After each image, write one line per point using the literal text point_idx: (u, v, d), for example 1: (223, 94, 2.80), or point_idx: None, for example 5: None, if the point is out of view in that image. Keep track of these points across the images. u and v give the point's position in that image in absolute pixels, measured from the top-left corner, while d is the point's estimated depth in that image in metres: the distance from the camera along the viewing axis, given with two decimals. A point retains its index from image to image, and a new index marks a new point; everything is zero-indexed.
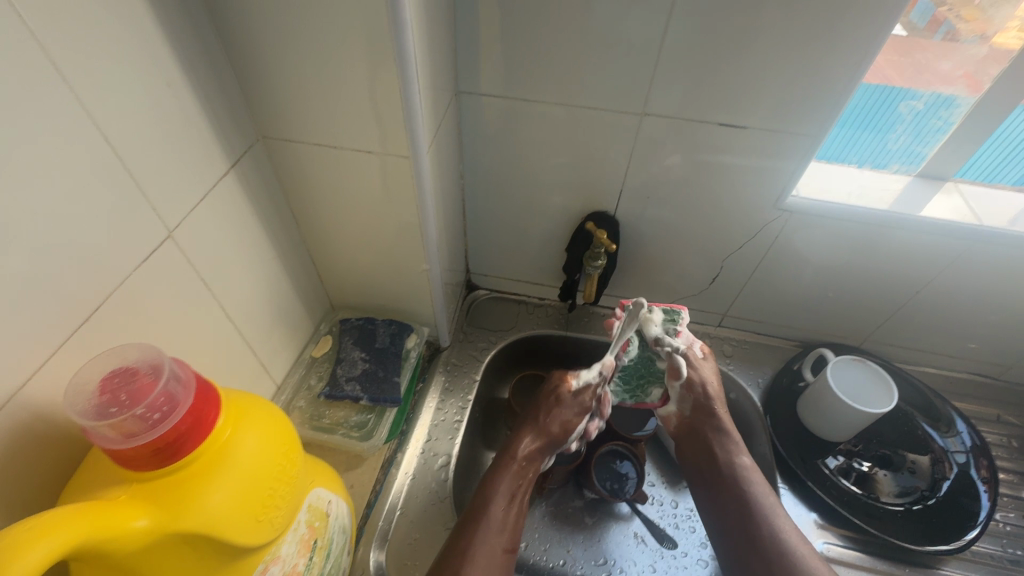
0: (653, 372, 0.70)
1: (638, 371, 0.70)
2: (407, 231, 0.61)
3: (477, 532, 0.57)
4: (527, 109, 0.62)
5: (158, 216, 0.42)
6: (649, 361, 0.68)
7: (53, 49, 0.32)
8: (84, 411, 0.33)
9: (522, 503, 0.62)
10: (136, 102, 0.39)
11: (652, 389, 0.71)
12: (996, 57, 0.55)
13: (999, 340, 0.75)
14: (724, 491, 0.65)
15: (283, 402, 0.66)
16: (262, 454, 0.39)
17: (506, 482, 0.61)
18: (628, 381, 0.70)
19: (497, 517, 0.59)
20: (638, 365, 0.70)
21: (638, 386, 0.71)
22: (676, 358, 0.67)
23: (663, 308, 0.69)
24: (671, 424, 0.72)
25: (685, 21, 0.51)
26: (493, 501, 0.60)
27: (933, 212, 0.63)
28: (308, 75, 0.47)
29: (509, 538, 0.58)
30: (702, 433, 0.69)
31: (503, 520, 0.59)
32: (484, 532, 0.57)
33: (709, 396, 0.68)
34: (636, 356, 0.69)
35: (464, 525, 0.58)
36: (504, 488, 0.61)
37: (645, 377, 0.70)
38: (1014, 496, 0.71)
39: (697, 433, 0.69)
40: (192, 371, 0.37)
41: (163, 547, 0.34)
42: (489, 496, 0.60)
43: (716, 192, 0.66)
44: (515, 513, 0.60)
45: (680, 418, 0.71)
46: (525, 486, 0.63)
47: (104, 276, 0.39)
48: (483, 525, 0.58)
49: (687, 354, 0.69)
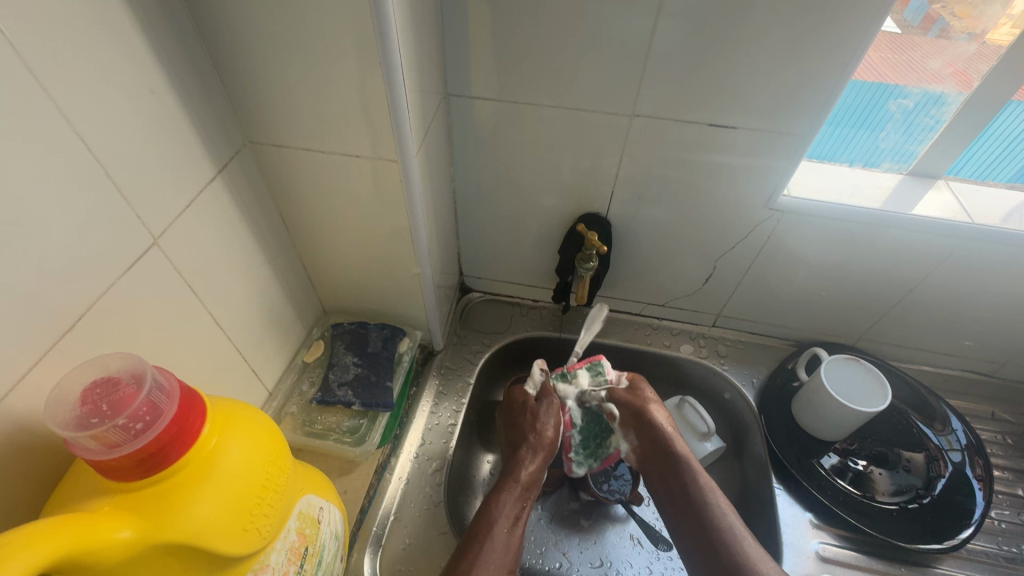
0: (604, 426, 0.70)
1: (593, 430, 0.70)
2: (397, 235, 0.61)
3: (481, 553, 0.55)
4: (517, 111, 0.62)
5: (142, 222, 0.42)
6: (590, 420, 0.70)
7: (31, 56, 0.32)
8: (65, 422, 0.32)
9: (522, 524, 0.60)
10: (117, 107, 0.38)
11: (607, 440, 0.70)
12: (986, 54, 0.55)
13: (994, 337, 0.75)
14: (692, 519, 0.60)
15: (274, 408, 0.66)
16: (248, 462, 0.38)
17: (509, 502, 0.60)
18: (587, 447, 0.69)
19: (501, 537, 0.57)
20: (588, 422, 0.70)
21: (595, 445, 0.70)
22: (603, 402, 0.69)
23: (585, 365, 0.71)
24: (634, 462, 0.69)
25: (674, 20, 0.51)
26: (496, 522, 0.58)
27: (924, 209, 0.63)
28: (294, 79, 0.47)
29: (511, 559, 0.57)
30: (658, 454, 0.65)
31: (507, 542, 0.57)
32: (489, 552, 0.56)
33: (650, 415, 0.66)
34: (584, 421, 0.70)
35: (467, 545, 0.56)
36: (506, 509, 0.59)
37: (596, 432, 0.70)
38: (1009, 494, 0.71)
39: (653, 458, 0.66)
40: (175, 379, 0.36)
41: (148, 558, 0.33)
42: (493, 515, 0.59)
43: (708, 192, 0.65)
44: (518, 534, 0.59)
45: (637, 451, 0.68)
46: (528, 506, 0.62)
47: (87, 284, 0.38)
48: (488, 545, 0.56)
49: (617, 392, 0.69)
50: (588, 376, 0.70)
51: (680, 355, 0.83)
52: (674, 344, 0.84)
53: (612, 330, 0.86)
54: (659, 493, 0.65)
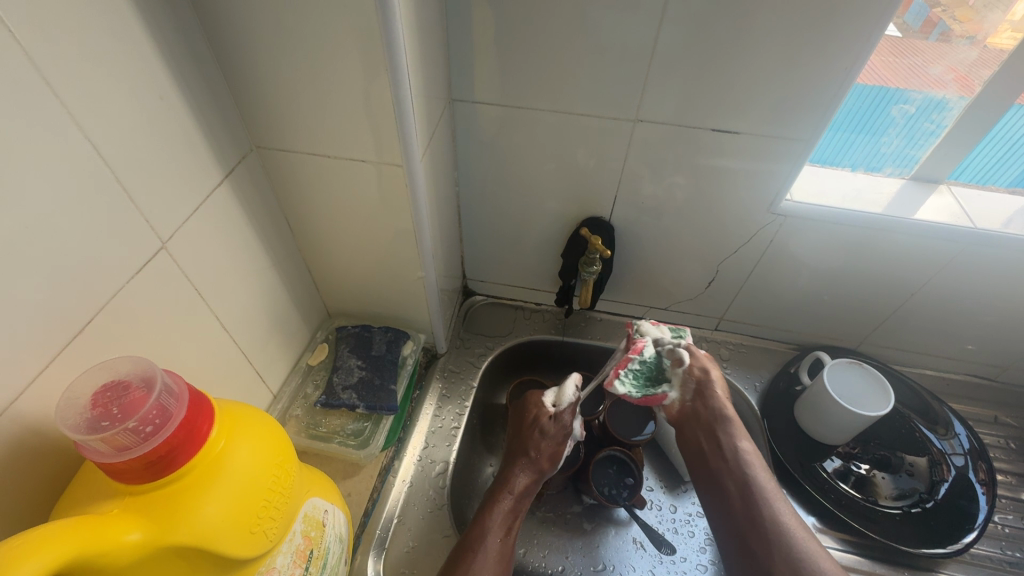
0: (661, 374, 0.63)
1: (652, 370, 0.63)
2: (402, 238, 0.61)
3: (474, 562, 0.55)
4: (521, 116, 0.62)
5: (151, 226, 0.43)
6: (658, 360, 0.63)
7: (43, 62, 0.32)
8: (76, 425, 0.33)
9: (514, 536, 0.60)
10: (127, 113, 0.39)
11: (659, 385, 0.63)
12: (988, 58, 0.55)
13: (996, 341, 0.75)
14: (734, 483, 0.58)
15: (279, 411, 0.66)
16: (256, 466, 0.39)
17: (502, 514, 0.60)
18: (639, 378, 0.62)
19: (494, 547, 0.57)
20: (652, 362, 0.63)
21: (646, 383, 0.62)
22: (677, 347, 0.63)
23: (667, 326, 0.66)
24: (673, 415, 0.65)
25: (677, 26, 0.51)
26: (489, 533, 0.58)
27: (926, 213, 0.63)
28: (301, 84, 0.47)
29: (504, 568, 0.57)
30: (712, 415, 0.62)
31: (500, 552, 0.57)
32: (482, 561, 0.56)
33: (714, 380, 0.63)
34: (651, 356, 0.63)
35: (460, 553, 0.56)
36: (499, 521, 0.60)
37: (653, 375, 0.63)
38: (1012, 498, 0.71)
39: (702, 418, 0.63)
40: (184, 383, 0.36)
41: (155, 561, 0.34)
42: (485, 527, 0.59)
43: (710, 196, 0.66)
44: (510, 545, 0.59)
45: (683, 406, 0.64)
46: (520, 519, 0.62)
47: (96, 289, 0.39)
48: (480, 555, 0.56)
49: (689, 346, 0.64)
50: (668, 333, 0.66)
51: None
52: None
53: (615, 334, 0.86)
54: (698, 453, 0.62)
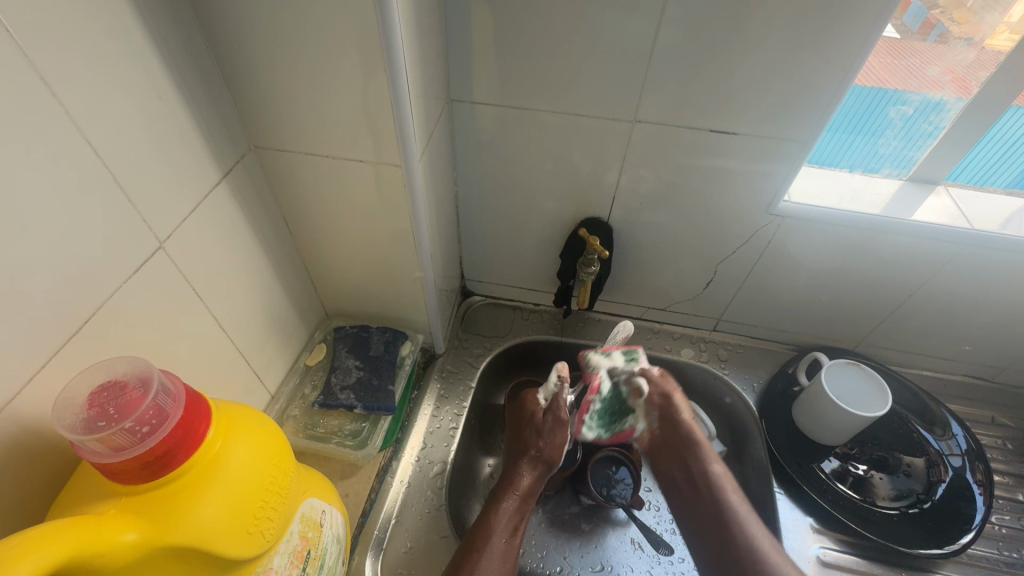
0: (623, 405, 0.66)
1: (613, 406, 0.66)
2: (400, 239, 0.61)
3: (477, 566, 0.55)
4: (519, 116, 0.62)
5: (149, 226, 0.42)
6: (616, 395, 0.65)
7: (41, 62, 0.32)
8: (72, 425, 0.33)
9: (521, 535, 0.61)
10: (125, 112, 0.39)
11: (624, 419, 0.67)
12: (985, 60, 0.56)
13: (993, 342, 0.76)
14: (707, 504, 0.59)
15: (276, 411, 0.66)
16: (253, 466, 0.39)
17: (506, 514, 0.60)
18: (602, 418, 0.66)
19: (498, 549, 0.58)
20: (612, 397, 0.66)
21: (611, 419, 0.67)
22: (634, 377, 0.65)
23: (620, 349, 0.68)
24: (646, 444, 0.68)
25: (675, 28, 0.52)
26: (492, 535, 0.58)
27: (923, 214, 0.63)
28: (299, 84, 0.47)
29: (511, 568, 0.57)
30: (680, 439, 0.64)
31: (505, 553, 0.58)
32: (485, 563, 0.56)
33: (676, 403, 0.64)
34: (609, 394, 0.65)
35: (464, 556, 0.57)
36: (503, 522, 0.60)
37: (615, 409, 0.66)
38: (1009, 499, 0.71)
39: (672, 443, 0.64)
40: (181, 383, 0.36)
41: (152, 561, 0.34)
42: (489, 529, 0.59)
43: (709, 197, 0.66)
44: (517, 545, 0.59)
45: (654, 434, 0.67)
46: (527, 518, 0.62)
47: (93, 289, 0.39)
48: (484, 557, 0.56)
49: (647, 372, 0.66)
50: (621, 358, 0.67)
51: (681, 359, 0.83)
52: (675, 348, 0.85)
53: None
54: (674, 480, 0.64)
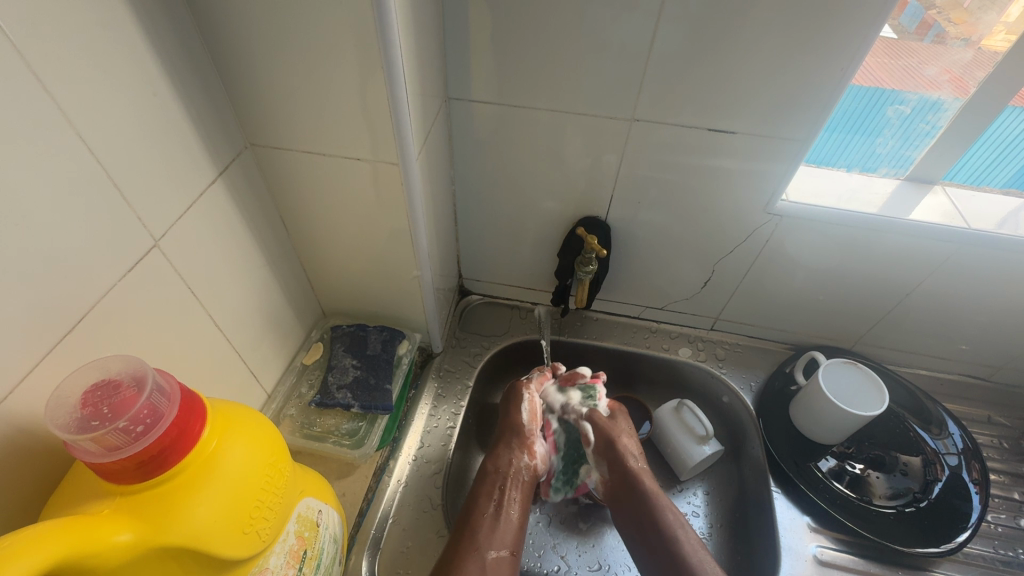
0: (581, 452, 0.71)
1: (572, 457, 0.71)
2: (396, 237, 0.61)
3: (460, 545, 0.58)
4: (517, 115, 0.62)
5: (144, 224, 0.42)
6: (571, 440, 0.71)
7: (33, 59, 0.32)
8: (66, 425, 0.32)
9: (518, 509, 0.63)
10: (119, 109, 0.38)
11: (580, 470, 0.71)
12: (983, 60, 0.56)
13: (990, 342, 0.76)
14: (658, 544, 0.61)
15: (273, 410, 0.66)
16: (249, 465, 0.38)
17: (485, 491, 0.63)
18: (564, 472, 0.72)
19: (484, 524, 0.60)
20: (570, 447, 0.72)
21: (571, 473, 0.71)
22: (580, 422, 0.70)
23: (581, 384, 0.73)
24: (602, 494, 0.69)
25: (674, 26, 0.51)
26: (479, 512, 0.61)
27: (921, 214, 0.63)
28: (296, 81, 0.47)
29: (507, 543, 0.59)
30: (627, 486, 0.65)
31: (492, 527, 0.60)
32: (469, 541, 0.58)
33: (620, 448, 0.67)
34: (564, 444, 0.72)
35: (455, 539, 0.59)
36: (485, 498, 0.62)
37: (573, 459, 0.71)
38: (1005, 498, 0.72)
39: (622, 492, 0.66)
40: (176, 382, 0.36)
41: (147, 561, 0.33)
42: (474, 507, 0.61)
43: (707, 196, 0.66)
44: (507, 519, 0.61)
45: (606, 484, 0.68)
46: (516, 495, 0.63)
47: (85, 289, 0.38)
48: (471, 535, 0.59)
49: (594, 417, 0.70)
50: (581, 397, 0.72)
51: (678, 358, 0.84)
52: (673, 347, 0.85)
53: (611, 333, 0.86)
54: (626, 528, 0.65)
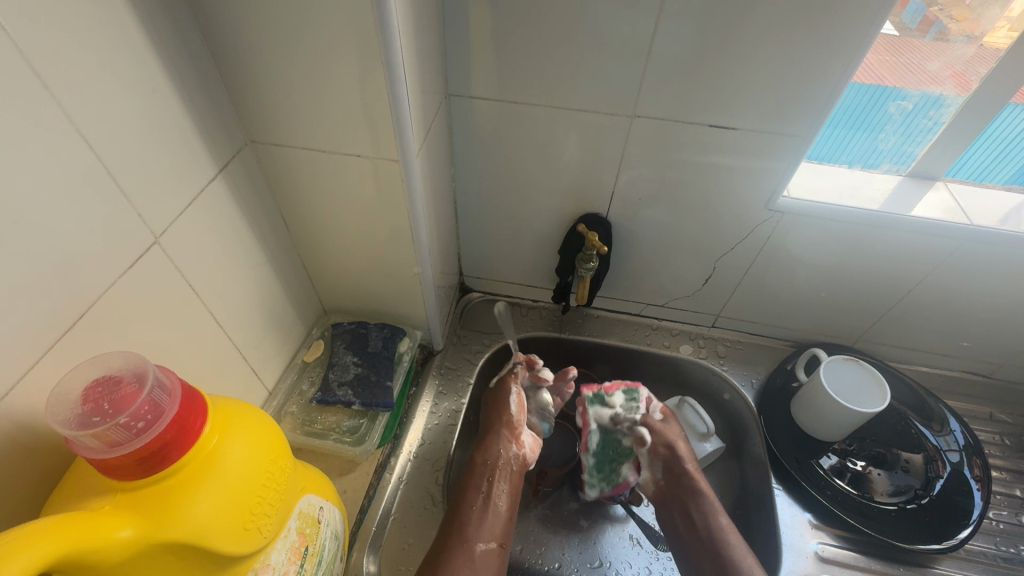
0: (618, 452, 0.72)
1: (607, 457, 0.72)
2: (397, 234, 0.61)
3: (451, 537, 0.58)
4: (517, 112, 0.62)
5: (144, 221, 0.42)
6: (609, 442, 0.72)
7: (33, 56, 0.32)
8: (67, 420, 0.32)
9: (509, 504, 0.63)
10: (119, 105, 0.38)
11: (620, 469, 0.71)
12: (984, 56, 0.55)
13: (992, 339, 0.76)
14: (704, 543, 0.63)
15: (273, 408, 0.66)
16: (250, 462, 0.38)
17: (475, 482, 0.63)
18: (598, 471, 0.71)
19: (472, 516, 0.60)
20: (604, 449, 0.72)
21: (609, 471, 0.71)
22: (636, 426, 0.70)
23: (621, 389, 0.73)
24: (651, 491, 0.70)
25: (675, 22, 0.51)
26: (469, 504, 0.61)
27: (923, 210, 0.63)
28: (296, 78, 0.47)
29: (496, 534, 0.60)
30: (683, 488, 0.67)
31: (480, 519, 0.60)
32: (460, 532, 0.58)
33: (679, 452, 0.69)
34: (600, 442, 0.72)
35: (444, 530, 0.59)
36: (474, 490, 0.62)
37: (610, 459, 0.71)
38: (1007, 494, 0.72)
39: (675, 494, 0.68)
40: (177, 378, 0.36)
41: (147, 556, 0.33)
42: (465, 501, 0.61)
43: (708, 193, 0.66)
44: (496, 510, 0.61)
45: (656, 483, 0.70)
46: (505, 487, 0.63)
47: (85, 286, 0.38)
48: (460, 527, 0.59)
49: (649, 420, 0.71)
50: (622, 398, 0.73)
51: (679, 356, 0.84)
52: (674, 344, 0.85)
53: (612, 331, 0.86)
54: (672, 524, 0.67)
